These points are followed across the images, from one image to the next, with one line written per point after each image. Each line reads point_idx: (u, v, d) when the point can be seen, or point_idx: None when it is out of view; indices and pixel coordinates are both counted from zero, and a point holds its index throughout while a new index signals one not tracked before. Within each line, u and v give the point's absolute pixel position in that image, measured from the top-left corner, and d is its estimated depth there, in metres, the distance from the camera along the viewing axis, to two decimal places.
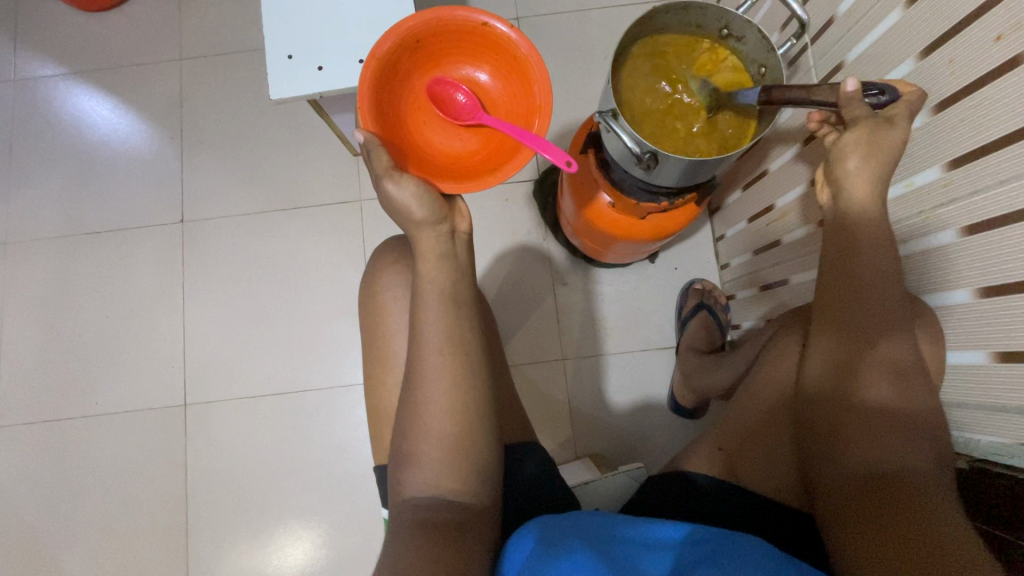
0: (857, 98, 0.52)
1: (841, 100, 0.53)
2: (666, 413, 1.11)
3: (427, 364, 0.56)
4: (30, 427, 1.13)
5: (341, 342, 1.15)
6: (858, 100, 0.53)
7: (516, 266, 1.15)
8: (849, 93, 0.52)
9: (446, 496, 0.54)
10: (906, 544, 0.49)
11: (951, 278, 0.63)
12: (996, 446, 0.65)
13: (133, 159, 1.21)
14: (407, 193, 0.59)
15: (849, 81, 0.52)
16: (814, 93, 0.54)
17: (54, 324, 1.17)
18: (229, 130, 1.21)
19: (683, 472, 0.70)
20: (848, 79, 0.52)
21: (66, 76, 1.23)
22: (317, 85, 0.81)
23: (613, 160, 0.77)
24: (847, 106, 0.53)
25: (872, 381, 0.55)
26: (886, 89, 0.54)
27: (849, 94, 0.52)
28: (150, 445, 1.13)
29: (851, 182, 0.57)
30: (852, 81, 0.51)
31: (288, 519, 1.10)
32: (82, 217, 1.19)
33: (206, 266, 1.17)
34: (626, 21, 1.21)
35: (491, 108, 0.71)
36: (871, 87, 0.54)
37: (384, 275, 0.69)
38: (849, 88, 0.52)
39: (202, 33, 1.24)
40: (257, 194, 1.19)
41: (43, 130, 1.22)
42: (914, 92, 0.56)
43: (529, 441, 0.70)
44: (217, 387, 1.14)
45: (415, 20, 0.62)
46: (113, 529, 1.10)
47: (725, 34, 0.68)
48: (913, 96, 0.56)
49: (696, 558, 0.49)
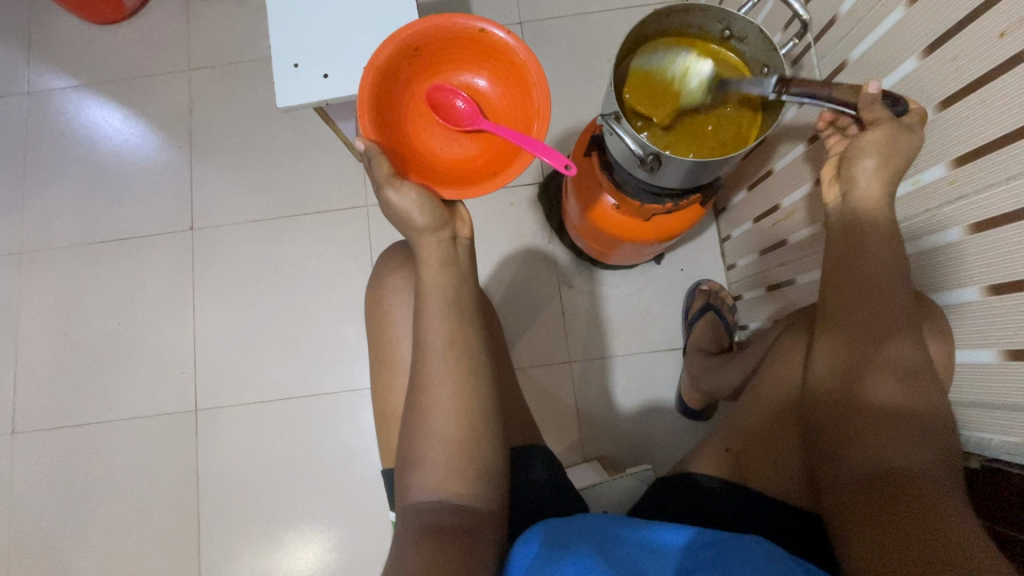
0: (878, 103, 0.55)
1: (861, 101, 0.55)
2: (674, 415, 1.11)
3: (431, 368, 0.57)
4: (47, 433, 1.15)
5: (350, 346, 1.16)
6: (880, 103, 0.55)
7: (521, 269, 1.15)
8: (871, 94, 0.55)
9: (451, 500, 0.54)
10: (913, 546, 0.48)
11: (960, 277, 0.62)
12: (1007, 444, 0.64)
13: (144, 169, 1.23)
14: (407, 201, 0.59)
15: (872, 84, 0.54)
16: (839, 94, 0.55)
17: (69, 332, 1.19)
18: (236, 139, 1.23)
19: (690, 474, 0.70)
20: (871, 83, 0.54)
21: (77, 88, 1.25)
22: (322, 94, 0.82)
23: (616, 161, 0.77)
24: (868, 108, 0.55)
25: (877, 381, 0.55)
26: (902, 99, 0.55)
27: (871, 95, 0.55)
28: (162, 449, 1.14)
29: (865, 181, 0.57)
30: (876, 82, 0.53)
31: (298, 524, 1.11)
32: (94, 226, 1.21)
33: (215, 273, 1.19)
34: (628, 23, 1.21)
35: (490, 113, 0.71)
36: (891, 95, 0.54)
37: (389, 280, 0.70)
38: (870, 91, 0.54)
39: (209, 43, 1.26)
40: (266, 202, 1.21)
41: (57, 141, 1.24)
42: (920, 109, 0.56)
43: (535, 444, 0.70)
44: (228, 391, 1.15)
45: (413, 28, 0.63)
46: (126, 533, 1.12)
47: (727, 34, 0.68)
48: (922, 112, 0.56)
49: (696, 564, 0.49)
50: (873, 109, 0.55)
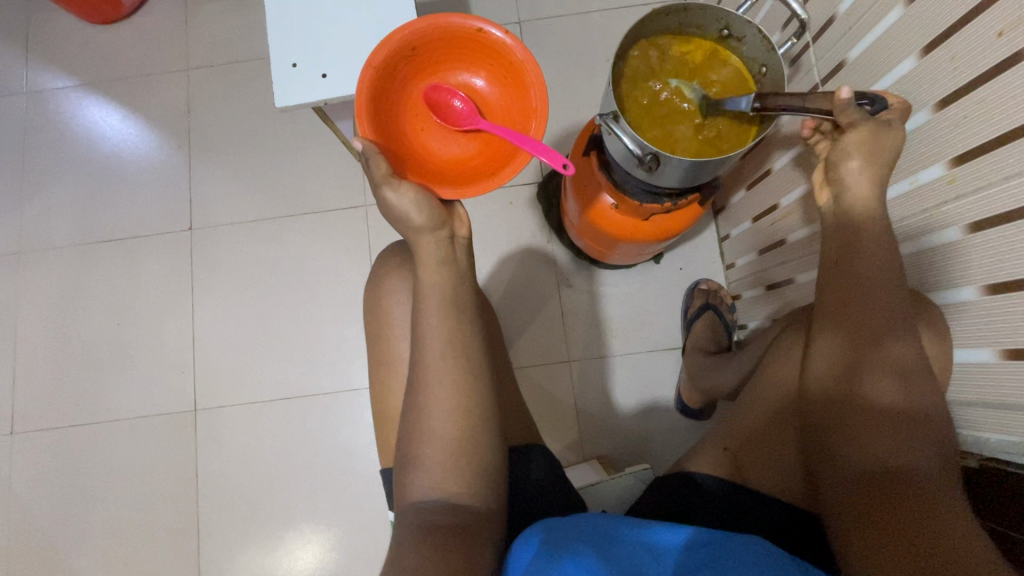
0: (851, 105, 0.53)
1: (836, 108, 0.53)
2: (673, 414, 1.11)
3: (430, 368, 0.57)
4: (47, 433, 1.15)
5: (349, 346, 1.16)
6: (853, 106, 0.53)
7: (520, 268, 1.15)
8: (844, 100, 0.53)
9: (449, 500, 0.54)
10: (913, 546, 0.48)
11: (957, 276, 0.62)
12: (1005, 444, 0.64)
13: (143, 169, 1.23)
14: (406, 201, 0.59)
15: (845, 89, 0.52)
16: (811, 102, 0.55)
17: (68, 332, 1.19)
18: (235, 138, 1.22)
19: (688, 473, 0.70)
20: (843, 87, 0.52)
21: (76, 88, 1.25)
22: (320, 93, 0.82)
23: (614, 161, 0.77)
24: (841, 113, 0.54)
25: (875, 381, 0.55)
26: (876, 99, 0.54)
27: (845, 101, 0.53)
28: (162, 449, 1.14)
29: (854, 181, 0.58)
30: (847, 90, 0.51)
31: (298, 523, 1.11)
32: (93, 226, 1.21)
33: (214, 273, 1.19)
34: (627, 22, 1.20)
35: (488, 113, 0.71)
36: (863, 96, 0.54)
37: (387, 280, 0.70)
38: (844, 97, 0.52)
39: (208, 42, 1.26)
40: (265, 201, 1.20)
41: (56, 141, 1.24)
42: (899, 104, 0.57)
43: (534, 443, 0.70)
44: (227, 391, 1.15)
45: (411, 28, 0.62)
46: (126, 533, 1.12)
47: (725, 34, 0.68)
48: (901, 106, 0.57)
49: (696, 563, 0.48)
50: (847, 113, 0.54)
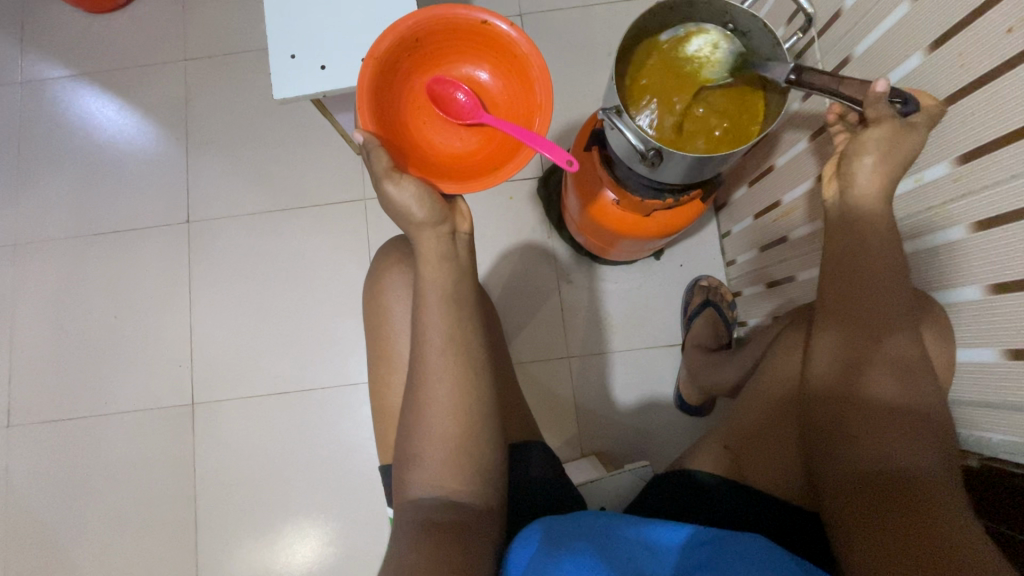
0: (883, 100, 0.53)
1: (867, 99, 0.54)
2: (672, 411, 1.11)
3: (430, 364, 0.56)
4: (43, 427, 1.15)
5: (347, 339, 1.15)
6: (885, 101, 0.54)
7: (520, 263, 1.14)
8: (878, 94, 0.53)
9: (449, 497, 0.54)
10: (909, 543, 0.48)
11: (960, 274, 0.62)
12: (1007, 444, 0.64)
13: (140, 160, 1.22)
14: (406, 194, 0.59)
15: (881, 82, 0.52)
16: (845, 88, 0.55)
17: (63, 325, 1.18)
18: (234, 130, 1.21)
19: (686, 471, 0.70)
20: (880, 81, 0.52)
21: (72, 78, 1.24)
22: (319, 85, 0.81)
23: (617, 156, 0.76)
24: (871, 105, 0.54)
25: (876, 377, 0.55)
26: (910, 99, 0.54)
27: (878, 95, 0.53)
28: (159, 443, 1.14)
29: (865, 178, 0.57)
30: (883, 82, 0.52)
31: (296, 517, 1.10)
32: (90, 219, 1.20)
33: (212, 266, 1.18)
34: (629, 15, 1.19)
35: (490, 107, 0.70)
36: (898, 93, 0.54)
37: (387, 275, 0.69)
38: (879, 89, 0.53)
39: (205, 33, 1.24)
40: (263, 194, 1.20)
41: (51, 132, 1.23)
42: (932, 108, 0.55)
43: (533, 439, 0.70)
44: (226, 385, 1.15)
45: (414, 19, 0.61)
46: (124, 526, 1.11)
47: (730, 28, 0.67)
48: (932, 112, 0.55)
49: (699, 560, 0.48)
50: (876, 107, 0.54)
